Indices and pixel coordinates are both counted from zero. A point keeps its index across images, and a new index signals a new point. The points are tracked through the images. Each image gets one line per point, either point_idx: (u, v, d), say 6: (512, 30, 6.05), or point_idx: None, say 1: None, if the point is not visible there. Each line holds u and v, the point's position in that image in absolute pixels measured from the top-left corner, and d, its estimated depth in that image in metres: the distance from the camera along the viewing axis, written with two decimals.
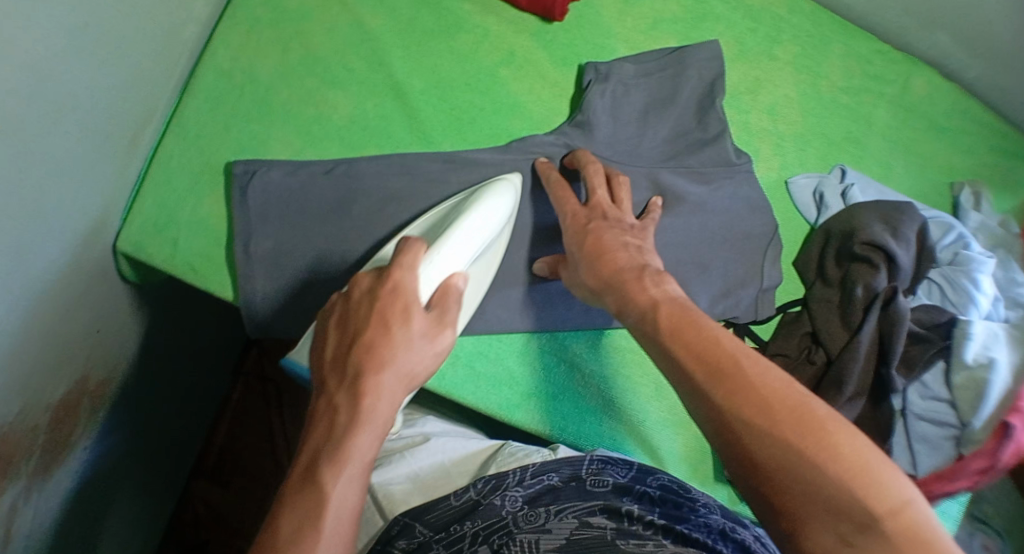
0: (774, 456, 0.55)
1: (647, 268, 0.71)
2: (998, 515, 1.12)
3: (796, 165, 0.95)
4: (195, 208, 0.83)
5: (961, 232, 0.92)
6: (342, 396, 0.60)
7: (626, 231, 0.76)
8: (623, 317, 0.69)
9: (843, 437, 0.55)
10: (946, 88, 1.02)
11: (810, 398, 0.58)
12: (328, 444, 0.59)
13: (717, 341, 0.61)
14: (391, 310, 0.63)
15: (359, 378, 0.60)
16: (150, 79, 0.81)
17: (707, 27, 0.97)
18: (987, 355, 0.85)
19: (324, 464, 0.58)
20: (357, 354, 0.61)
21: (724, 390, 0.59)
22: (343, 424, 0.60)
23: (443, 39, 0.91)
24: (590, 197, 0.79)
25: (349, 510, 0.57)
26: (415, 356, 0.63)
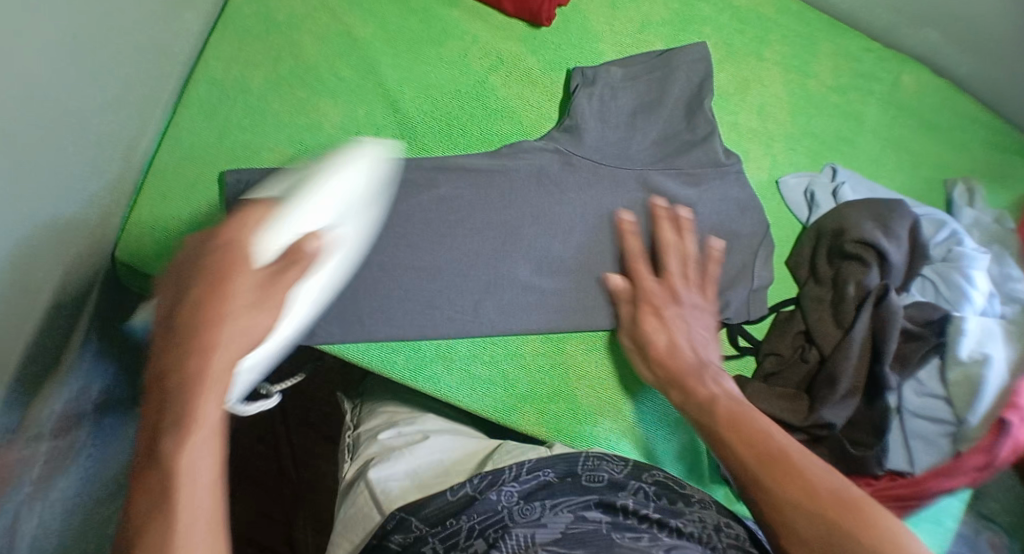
0: (826, 541, 0.64)
1: (708, 367, 0.81)
2: (1004, 512, 1.11)
3: (787, 165, 0.95)
4: (188, 215, 0.84)
5: (953, 228, 0.91)
6: (172, 365, 0.57)
7: (692, 313, 0.84)
8: (686, 406, 0.79)
9: (883, 517, 0.63)
10: (938, 84, 1.02)
11: (850, 485, 0.67)
12: (173, 419, 0.56)
13: (768, 435, 0.72)
14: (231, 273, 0.59)
15: (186, 348, 0.57)
16: (142, 91, 0.82)
17: (695, 28, 0.98)
18: (982, 350, 0.85)
19: (168, 431, 0.56)
20: (192, 314, 0.57)
21: (779, 480, 0.68)
22: (176, 388, 0.56)
23: (432, 46, 0.92)
24: (663, 270, 0.86)
25: (202, 483, 0.56)
26: (260, 321, 0.60)
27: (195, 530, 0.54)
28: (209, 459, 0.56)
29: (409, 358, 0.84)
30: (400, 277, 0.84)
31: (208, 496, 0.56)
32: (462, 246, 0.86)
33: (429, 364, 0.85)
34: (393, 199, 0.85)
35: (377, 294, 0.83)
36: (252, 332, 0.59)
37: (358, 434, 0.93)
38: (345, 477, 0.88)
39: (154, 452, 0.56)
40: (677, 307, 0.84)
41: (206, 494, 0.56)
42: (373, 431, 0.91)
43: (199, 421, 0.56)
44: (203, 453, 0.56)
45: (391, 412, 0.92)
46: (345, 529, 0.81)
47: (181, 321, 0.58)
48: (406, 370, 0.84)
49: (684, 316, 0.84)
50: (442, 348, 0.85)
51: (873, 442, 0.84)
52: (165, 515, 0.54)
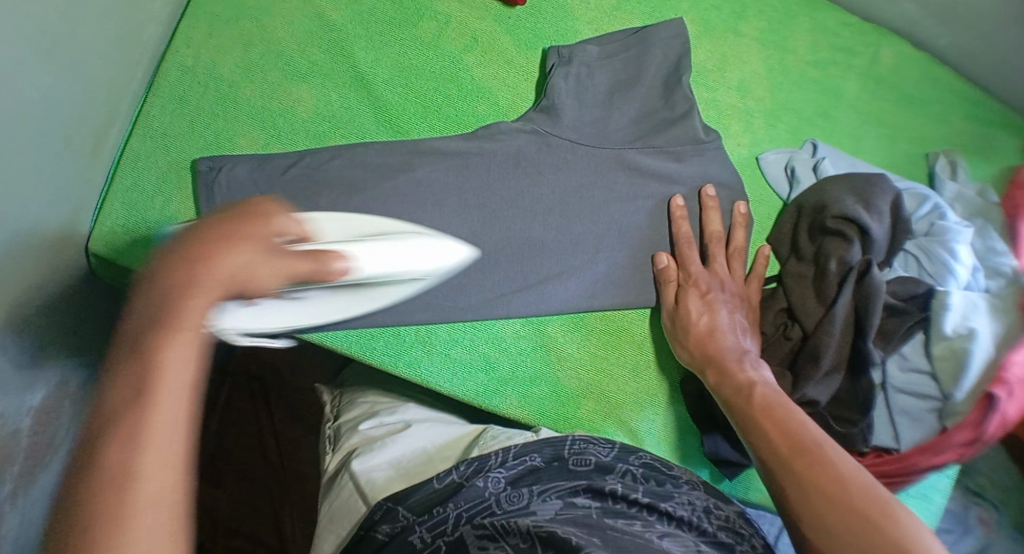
0: (847, 533, 0.60)
1: (745, 354, 0.79)
2: (993, 485, 1.11)
3: (766, 141, 0.94)
4: (163, 205, 0.83)
5: (936, 202, 0.91)
6: (156, 300, 0.52)
7: (735, 299, 0.84)
8: (720, 387, 0.77)
9: (906, 515, 0.60)
10: (919, 57, 1.00)
11: (877, 483, 0.63)
12: (148, 375, 0.50)
13: (801, 423, 0.69)
14: (242, 219, 0.57)
15: (177, 280, 0.53)
16: (113, 80, 0.81)
17: (672, 5, 0.97)
18: (967, 325, 0.84)
19: (148, 335, 0.51)
20: (186, 251, 0.54)
21: (805, 463, 0.65)
22: (140, 308, 0.52)
23: (405, 27, 0.91)
24: (711, 261, 0.86)
25: (172, 440, 0.50)
26: (236, 255, 0.55)
27: (152, 493, 0.48)
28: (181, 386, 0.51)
29: (389, 344, 0.84)
30: None
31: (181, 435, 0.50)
32: (439, 227, 0.85)
33: (409, 349, 0.84)
34: (367, 183, 0.84)
35: None
36: (251, 268, 0.56)
37: (338, 425, 0.93)
38: (327, 471, 0.88)
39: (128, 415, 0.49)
40: (722, 293, 0.84)
41: (175, 448, 0.50)
42: (354, 422, 0.91)
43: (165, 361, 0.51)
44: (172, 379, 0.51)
45: (371, 404, 0.93)
46: (331, 523, 0.81)
47: (176, 255, 0.54)
48: (386, 355, 0.83)
49: (728, 302, 0.84)
50: (422, 333, 0.84)
51: (857, 418, 0.84)
52: (97, 460, 0.48)
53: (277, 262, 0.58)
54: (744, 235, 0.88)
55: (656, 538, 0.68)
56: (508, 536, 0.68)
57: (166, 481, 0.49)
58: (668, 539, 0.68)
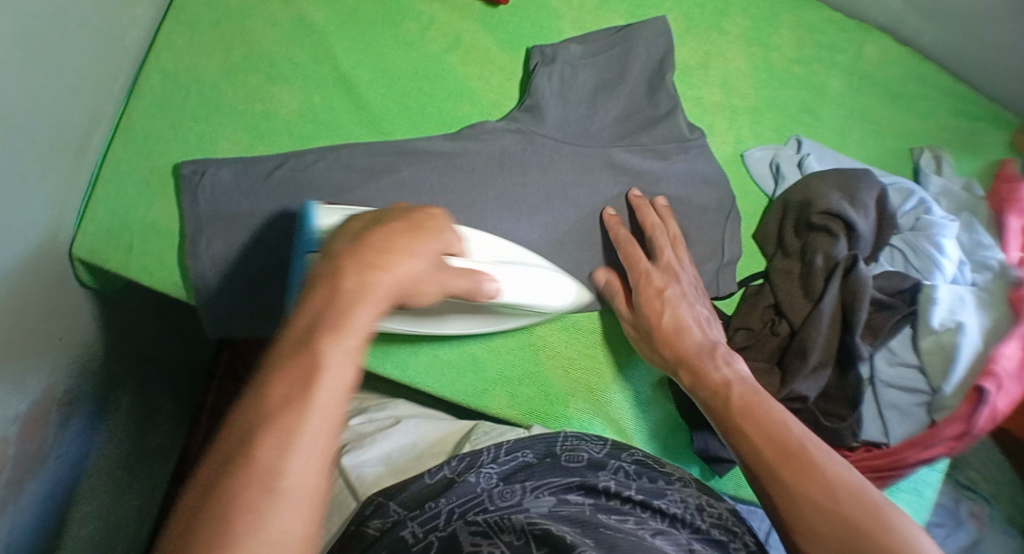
0: (836, 540, 0.62)
1: (718, 348, 0.78)
2: (985, 480, 1.11)
3: (752, 138, 0.94)
4: (147, 210, 0.83)
5: (921, 196, 0.90)
6: (336, 306, 0.55)
7: (692, 291, 0.83)
8: (697, 389, 0.76)
9: (896, 518, 0.62)
10: (902, 52, 1.01)
11: (866, 484, 0.64)
12: (310, 388, 0.52)
13: (784, 424, 0.69)
14: (415, 231, 0.62)
15: (327, 303, 0.56)
16: (94, 85, 0.81)
17: (655, 3, 0.97)
18: (955, 319, 0.84)
19: (324, 333, 0.54)
20: (365, 262, 0.58)
21: (791, 470, 0.65)
22: (324, 309, 0.56)
23: (388, 28, 0.91)
24: (658, 256, 0.84)
25: (328, 428, 0.52)
26: (414, 260, 0.60)
27: (297, 493, 0.50)
28: (339, 386, 0.53)
29: (376, 346, 0.83)
30: None
31: (329, 424, 0.52)
32: None
33: (396, 350, 0.84)
34: (353, 185, 0.84)
35: None
36: (414, 276, 0.60)
37: None
38: None
39: (252, 421, 0.51)
40: (679, 287, 0.82)
41: (322, 444, 0.52)
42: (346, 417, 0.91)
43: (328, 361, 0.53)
44: (336, 375, 0.53)
45: (359, 401, 0.93)
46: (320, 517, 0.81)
47: (311, 276, 0.57)
48: (373, 357, 0.83)
49: (687, 295, 0.82)
50: (409, 334, 0.84)
51: (846, 413, 0.84)
52: (268, 457, 0.50)
53: (443, 276, 0.63)
54: (738, 244, 0.89)
55: (649, 535, 0.68)
56: (502, 533, 0.68)
57: (309, 487, 0.50)
58: (661, 536, 0.68)
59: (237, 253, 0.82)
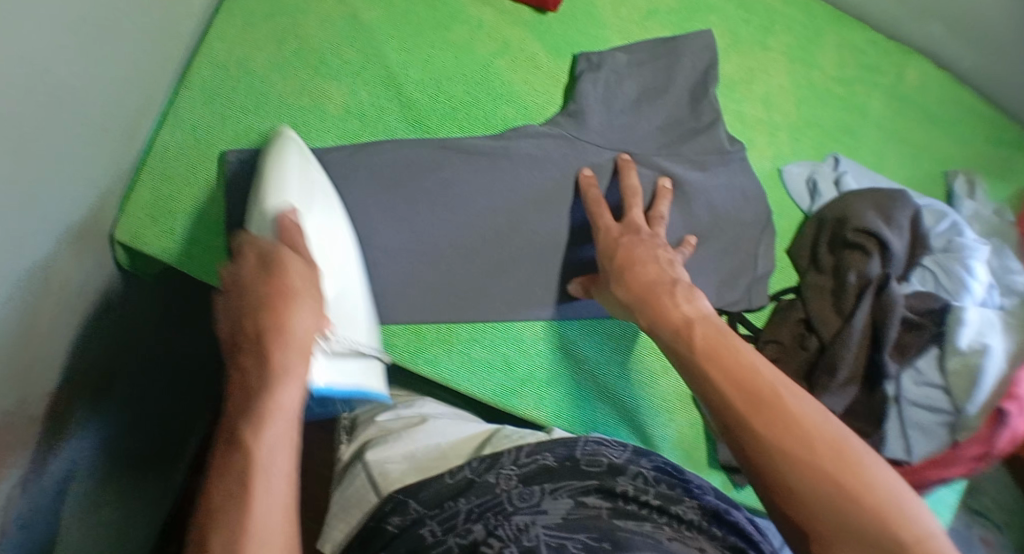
0: (822, 500, 0.59)
1: (678, 284, 0.74)
2: (996, 506, 1.13)
3: (789, 154, 0.96)
4: (191, 199, 0.85)
5: (954, 219, 0.92)
6: (254, 389, 0.60)
7: (654, 240, 0.79)
8: (655, 333, 0.72)
9: (878, 474, 0.59)
10: (939, 77, 1.02)
11: (847, 434, 0.61)
12: (248, 478, 0.57)
13: (752, 368, 0.65)
14: (278, 265, 0.65)
15: (261, 387, 0.60)
16: (147, 72, 0.82)
17: (700, 17, 0.98)
18: (982, 341, 0.85)
19: (244, 425, 0.59)
20: (260, 341, 0.62)
21: (766, 425, 0.62)
22: (256, 381, 0.61)
23: (438, 30, 0.92)
24: (625, 214, 0.82)
25: (279, 523, 0.56)
26: (313, 317, 0.64)
27: None
28: (284, 469, 0.58)
29: (412, 342, 0.85)
30: (408, 262, 0.85)
31: (281, 508, 0.57)
32: (464, 228, 0.87)
33: (430, 347, 0.85)
34: (397, 181, 0.86)
35: (383, 277, 0.85)
36: (312, 322, 0.64)
37: (354, 416, 0.95)
38: (341, 460, 0.91)
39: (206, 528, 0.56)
40: (638, 237, 0.79)
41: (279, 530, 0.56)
42: (370, 414, 0.93)
43: (266, 443, 0.58)
44: (279, 439, 0.59)
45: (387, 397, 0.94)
46: (342, 511, 0.83)
47: (259, 343, 0.62)
48: (408, 352, 0.84)
49: (648, 245, 0.78)
50: (445, 331, 0.86)
51: (870, 430, 0.84)
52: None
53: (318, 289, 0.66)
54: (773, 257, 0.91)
55: (665, 539, 0.68)
56: (515, 536, 0.68)
57: None
58: (677, 541, 0.69)
59: None
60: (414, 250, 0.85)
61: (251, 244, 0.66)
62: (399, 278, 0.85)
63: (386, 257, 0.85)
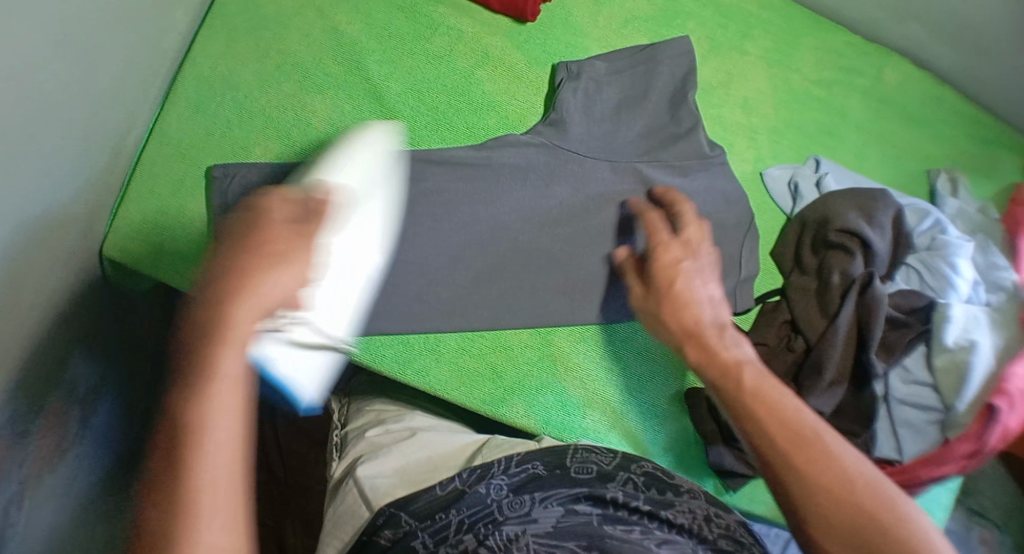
0: (857, 542, 0.57)
1: (726, 328, 0.72)
2: (995, 506, 1.12)
3: (771, 157, 0.96)
4: (176, 213, 0.85)
5: (937, 217, 0.92)
6: (194, 346, 0.54)
7: (708, 271, 0.77)
8: (699, 370, 0.70)
9: (918, 519, 0.58)
10: (920, 77, 1.02)
11: (885, 477, 0.60)
12: (198, 441, 0.51)
13: (797, 410, 0.63)
14: (264, 242, 0.60)
15: (202, 348, 0.54)
16: (131, 87, 0.83)
17: (679, 24, 0.99)
18: (967, 338, 0.85)
19: (188, 386, 0.53)
20: (211, 299, 0.56)
21: (805, 459, 0.61)
22: (196, 341, 0.55)
23: (418, 41, 0.93)
24: (681, 235, 0.80)
25: (227, 492, 0.51)
26: (287, 282, 0.59)
27: None
28: (230, 433, 0.52)
29: (397, 353, 0.85)
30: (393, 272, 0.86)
31: (224, 476, 0.51)
32: (448, 238, 0.87)
33: (417, 357, 0.85)
34: None
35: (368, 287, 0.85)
36: (293, 285, 0.60)
37: (346, 433, 0.96)
38: (333, 477, 0.90)
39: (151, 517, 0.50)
40: (695, 265, 0.77)
41: (228, 503, 0.51)
42: (362, 429, 0.93)
43: (218, 412, 0.52)
44: (224, 402, 0.53)
45: (377, 413, 0.95)
46: (334, 528, 0.82)
47: (211, 296, 0.56)
48: (394, 364, 0.84)
49: (703, 275, 0.76)
50: (432, 340, 0.86)
51: (861, 430, 0.85)
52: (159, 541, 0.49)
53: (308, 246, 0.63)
54: (756, 260, 0.91)
55: (656, 544, 0.69)
56: (507, 546, 0.69)
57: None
58: (667, 545, 0.69)
59: None
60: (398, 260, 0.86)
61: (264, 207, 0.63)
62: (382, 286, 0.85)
63: None
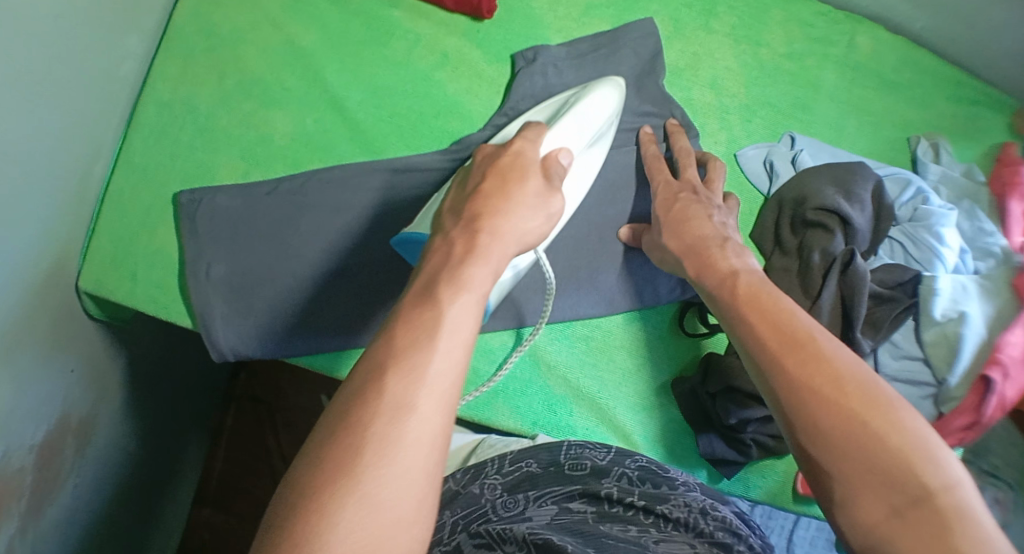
0: (848, 438, 0.57)
1: (728, 241, 0.77)
2: (1006, 466, 1.11)
3: (744, 137, 0.94)
4: (149, 241, 0.85)
5: (918, 186, 0.90)
6: (447, 265, 0.59)
7: (715, 202, 0.82)
8: (700, 280, 0.75)
9: (906, 417, 0.57)
10: (894, 41, 0.99)
11: (879, 378, 0.60)
12: (394, 364, 0.52)
13: (793, 314, 0.65)
14: (517, 162, 0.69)
15: (458, 261, 0.59)
16: (94, 119, 0.82)
17: (641, 6, 0.96)
18: (957, 309, 0.83)
19: (439, 288, 0.57)
20: (470, 225, 0.62)
21: (797, 358, 0.62)
22: (456, 256, 0.60)
23: (375, 48, 0.91)
24: (682, 172, 0.86)
25: (439, 388, 0.52)
26: (536, 211, 0.66)
27: (406, 448, 0.50)
28: (461, 333, 0.55)
29: None
30: (368, 283, 0.86)
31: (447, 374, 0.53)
32: None
33: None
34: (349, 205, 0.87)
35: (346, 300, 0.85)
36: (527, 210, 0.65)
37: None
38: None
39: (353, 412, 0.51)
40: (694, 196, 0.83)
41: (441, 397, 0.52)
42: None
43: (444, 317, 0.55)
44: (462, 312, 0.56)
45: None
46: None
47: (460, 230, 0.63)
48: None
49: (703, 202, 0.82)
50: None
51: None
52: (382, 420, 0.50)
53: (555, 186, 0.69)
54: None
55: (653, 541, 0.68)
56: (504, 544, 0.68)
57: (427, 445, 0.50)
58: (663, 542, 0.68)
59: (241, 276, 0.84)
60: (372, 270, 0.86)
61: (517, 145, 0.72)
62: (360, 299, 0.85)
63: (345, 280, 0.85)
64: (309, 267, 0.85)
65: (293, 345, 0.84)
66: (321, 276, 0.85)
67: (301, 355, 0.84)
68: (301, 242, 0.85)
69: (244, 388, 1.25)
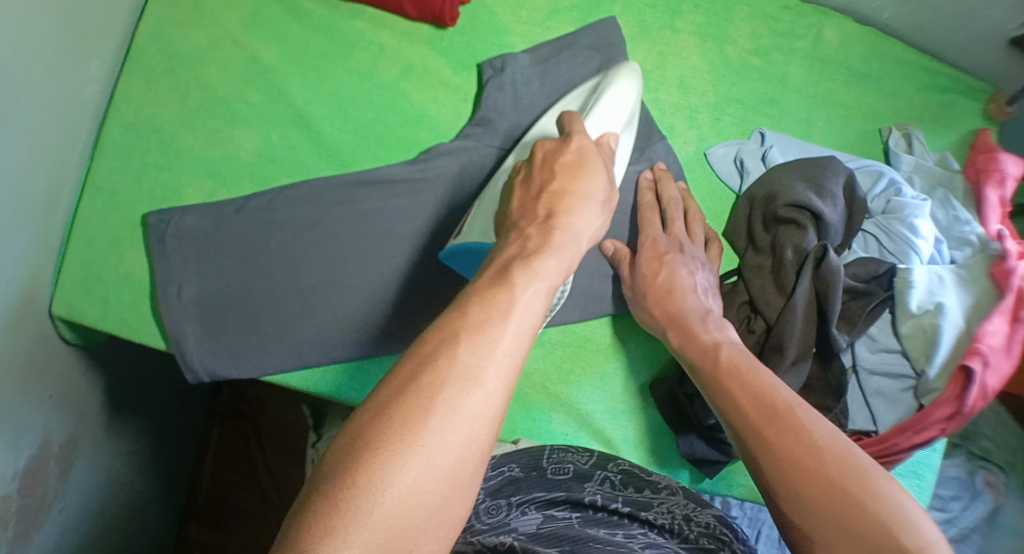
0: (826, 506, 0.58)
1: (710, 314, 0.79)
2: (997, 448, 1.09)
3: (713, 135, 0.94)
4: (119, 264, 0.84)
5: (890, 178, 0.90)
6: (524, 252, 0.61)
7: (694, 260, 0.84)
8: (683, 353, 0.77)
9: (884, 485, 0.58)
10: (863, 33, 0.99)
11: (854, 448, 0.61)
12: (470, 333, 0.53)
13: (771, 387, 0.67)
14: (576, 164, 0.68)
15: (533, 249, 0.61)
16: (59, 144, 0.82)
17: (604, 9, 0.96)
18: (933, 301, 0.83)
19: (517, 270, 0.58)
20: (549, 217, 0.63)
21: (776, 432, 0.63)
22: (534, 245, 0.61)
23: (338, 60, 0.91)
24: (669, 226, 0.86)
25: (502, 376, 0.53)
26: (590, 217, 0.66)
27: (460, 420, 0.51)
28: (528, 324, 0.56)
29: (354, 378, 0.84)
30: (336, 297, 0.85)
31: (506, 364, 0.53)
32: (392, 257, 0.87)
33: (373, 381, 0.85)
34: (318, 219, 0.86)
35: (318, 316, 0.84)
36: (588, 220, 0.65)
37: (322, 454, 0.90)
38: None
39: (413, 375, 0.52)
40: (681, 255, 0.84)
41: (500, 383, 0.53)
42: None
43: (514, 302, 0.56)
44: (531, 302, 0.57)
45: None
46: None
47: (533, 221, 0.64)
48: (351, 389, 0.84)
49: (688, 264, 0.84)
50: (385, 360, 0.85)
51: (832, 404, 0.84)
52: (445, 388, 0.51)
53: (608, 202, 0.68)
54: (712, 242, 0.88)
55: (639, 546, 0.66)
56: (484, 539, 0.67)
57: (479, 427, 0.51)
58: (651, 548, 0.67)
59: (212, 297, 0.84)
60: (343, 284, 0.85)
61: (576, 140, 0.70)
62: (330, 315, 0.85)
63: (318, 296, 0.85)
64: (281, 283, 0.85)
65: (267, 362, 0.83)
66: (291, 291, 0.85)
67: (275, 373, 0.84)
68: (272, 258, 0.85)
69: (227, 402, 1.24)
